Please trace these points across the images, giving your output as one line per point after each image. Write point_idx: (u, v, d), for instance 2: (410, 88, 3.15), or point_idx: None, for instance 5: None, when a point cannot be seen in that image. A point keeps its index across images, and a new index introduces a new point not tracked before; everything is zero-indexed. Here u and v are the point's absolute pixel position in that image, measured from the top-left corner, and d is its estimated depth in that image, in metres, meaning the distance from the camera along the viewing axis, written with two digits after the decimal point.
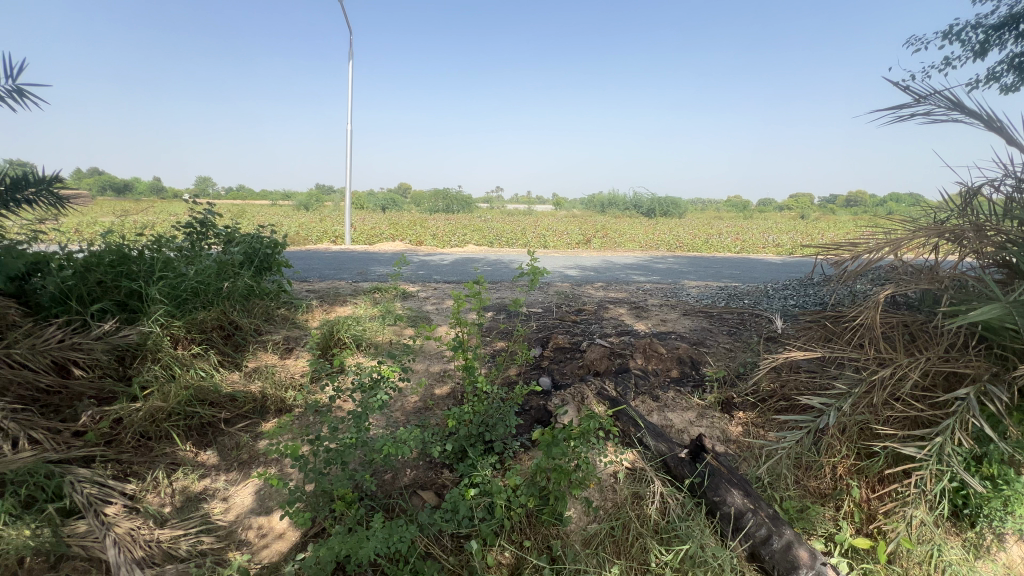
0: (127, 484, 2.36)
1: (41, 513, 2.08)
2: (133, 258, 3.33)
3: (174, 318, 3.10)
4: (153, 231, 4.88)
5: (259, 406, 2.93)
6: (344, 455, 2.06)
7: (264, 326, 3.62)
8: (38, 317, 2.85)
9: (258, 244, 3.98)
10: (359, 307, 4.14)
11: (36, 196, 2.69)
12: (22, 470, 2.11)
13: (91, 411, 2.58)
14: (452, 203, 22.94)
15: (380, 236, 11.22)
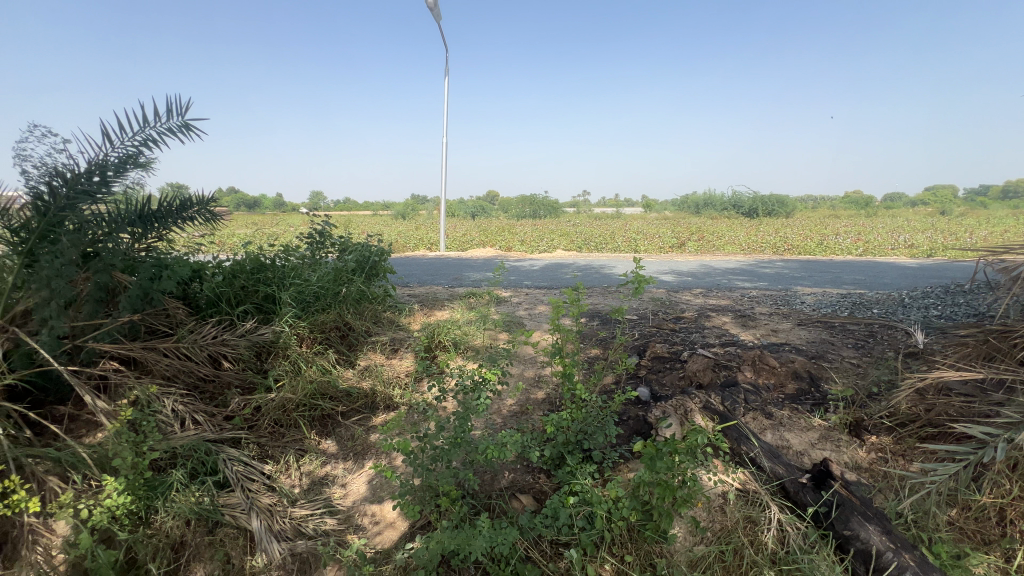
0: (266, 465, 2.69)
1: (202, 484, 2.47)
2: (269, 265, 3.79)
3: (300, 319, 3.48)
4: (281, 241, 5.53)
5: (370, 401, 3.17)
6: (450, 453, 2.15)
7: (373, 328, 3.92)
8: (198, 315, 3.37)
9: (367, 253, 4.32)
10: (456, 312, 4.34)
11: (197, 214, 3.22)
12: (188, 446, 2.54)
13: (238, 398, 2.98)
14: (539, 208, 23.16)
15: (471, 242, 11.66)
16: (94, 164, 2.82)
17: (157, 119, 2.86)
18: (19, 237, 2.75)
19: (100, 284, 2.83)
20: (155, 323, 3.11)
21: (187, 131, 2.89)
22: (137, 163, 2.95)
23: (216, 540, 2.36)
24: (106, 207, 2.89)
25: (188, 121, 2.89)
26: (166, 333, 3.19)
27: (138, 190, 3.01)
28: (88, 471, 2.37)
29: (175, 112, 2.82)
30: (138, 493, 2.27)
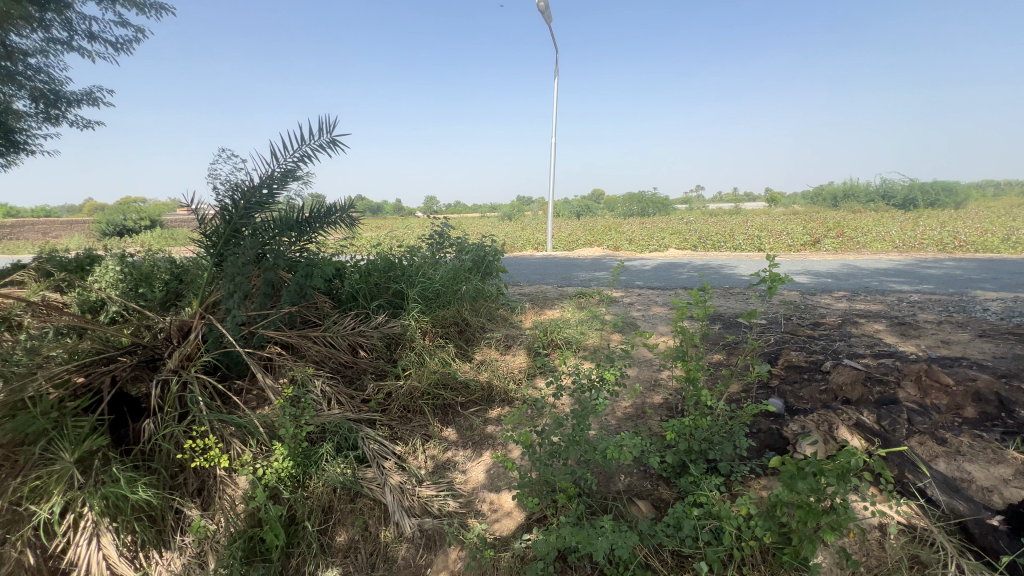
0: (397, 446, 2.95)
1: (346, 457, 2.79)
2: (396, 265, 4.18)
3: (424, 314, 3.78)
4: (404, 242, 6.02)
5: (487, 394, 3.33)
6: (568, 451, 2.17)
7: (488, 325, 4.10)
8: (340, 308, 3.83)
9: (483, 253, 4.53)
10: (567, 311, 4.35)
11: (341, 220, 3.64)
12: (334, 423, 2.89)
13: (373, 384, 3.32)
14: (647, 206, 22.27)
15: (577, 242, 11.61)
16: (265, 179, 3.35)
17: (311, 137, 3.30)
18: (213, 241, 3.38)
19: (268, 280, 3.36)
20: (308, 314, 3.61)
21: (334, 146, 3.30)
22: (296, 176, 3.44)
23: (357, 508, 2.66)
24: (273, 215, 3.43)
25: (335, 137, 3.30)
26: (316, 323, 3.68)
27: (297, 199, 3.51)
28: (261, 437, 2.82)
29: (326, 130, 3.24)
30: (297, 458, 2.65)
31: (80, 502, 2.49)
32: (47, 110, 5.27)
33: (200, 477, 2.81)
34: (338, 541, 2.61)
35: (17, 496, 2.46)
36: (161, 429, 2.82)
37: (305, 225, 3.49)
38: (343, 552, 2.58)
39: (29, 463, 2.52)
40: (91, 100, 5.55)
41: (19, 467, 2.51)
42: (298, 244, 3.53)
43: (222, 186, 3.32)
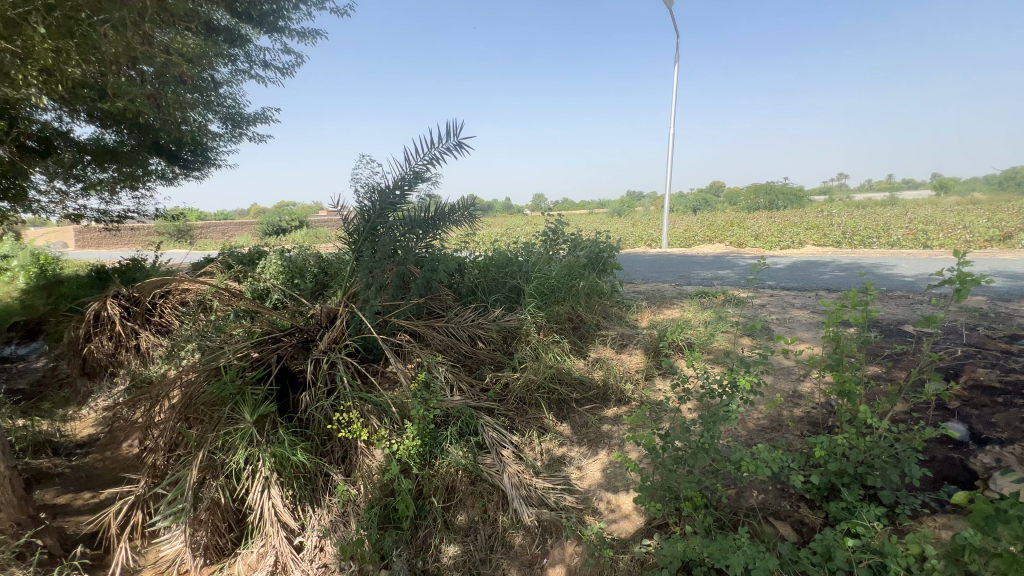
0: (514, 435, 3.05)
1: (467, 442, 2.95)
2: (513, 261, 4.31)
3: (539, 309, 3.85)
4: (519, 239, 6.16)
5: (602, 392, 3.32)
6: (695, 457, 2.04)
7: (603, 322, 4.04)
8: (461, 300, 4.06)
9: (598, 250, 4.47)
10: (688, 311, 4.12)
11: (463, 217, 3.85)
12: (457, 408, 3.07)
13: (491, 374, 3.47)
14: (777, 198, 20.11)
15: (695, 238, 10.91)
16: (398, 181, 3.67)
17: (439, 141, 3.54)
18: (353, 237, 3.76)
19: (399, 273, 3.67)
20: (433, 306, 3.89)
21: (460, 148, 3.50)
22: (425, 177, 3.71)
23: (477, 491, 2.81)
24: (405, 214, 3.74)
25: (461, 140, 3.50)
26: (440, 314, 3.95)
27: (424, 199, 3.79)
28: (393, 416, 3.10)
29: (452, 132, 3.45)
30: (425, 438, 2.87)
31: (256, 457, 2.98)
32: (232, 130, 6.35)
33: (343, 446, 3.18)
34: (460, 520, 2.77)
35: (213, 447, 3.03)
36: (314, 402, 3.25)
37: (432, 223, 3.76)
38: (463, 531, 2.73)
39: (223, 419, 3.14)
40: (263, 120, 6.57)
41: (217, 422, 3.16)
42: (425, 240, 3.81)
43: (363, 189, 3.70)
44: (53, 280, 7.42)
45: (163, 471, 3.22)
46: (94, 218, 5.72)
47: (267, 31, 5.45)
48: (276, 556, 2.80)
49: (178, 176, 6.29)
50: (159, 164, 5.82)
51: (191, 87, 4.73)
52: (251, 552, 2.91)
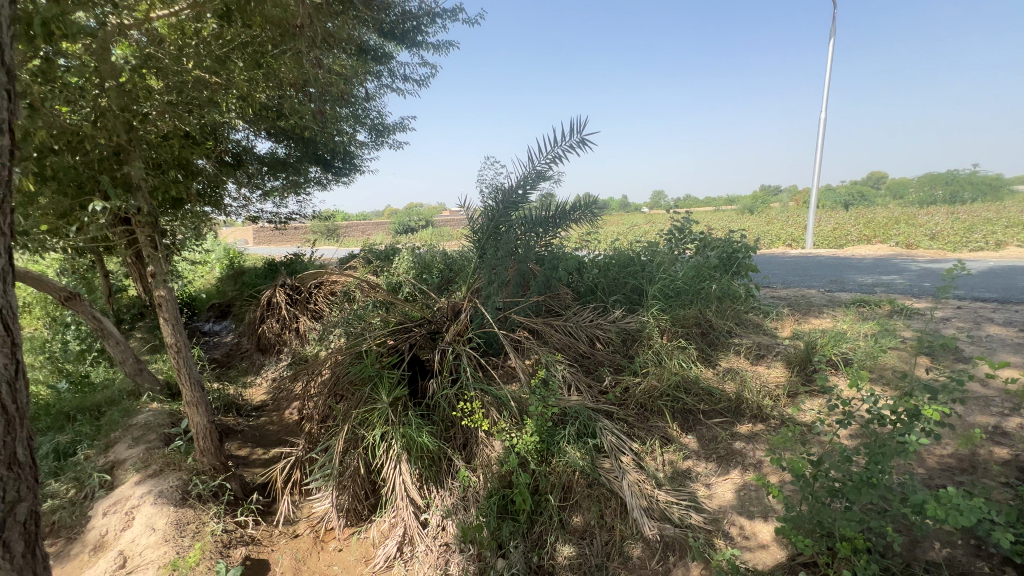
0: (634, 442, 2.93)
1: (585, 444, 2.91)
2: (635, 261, 4.16)
3: (663, 313, 3.65)
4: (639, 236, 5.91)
5: (734, 407, 3.06)
6: (857, 492, 1.75)
7: (736, 329, 3.70)
8: (580, 300, 4.03)
9: (730, 250, 4.09)
10: (842, 321, 3.60)
11: (583, 216, 3.81)
12: (574, 408, 3.05)
13: (610, 376, 3.38)
14: (961, 189, 16.61)
15: (847, 236, 9.50)
16: (521, 180, 3.74)
17: (563, 138, 3.52)
18: (477, 236, 3.93)
19: (520, 271, 3.75)
20: (551, 304, 3.92)
21: (583, 145, 3.45)
22: (547, 176, 3.74)
23: (594, 495, 2.75)
24: (527, 212, 3.81)
25: (585, 136, 3.45)
26: (558, 313, 3.95)
27: (547, 198, 3.82)
28: (512, 409, 3.18)
29: (576, 129, 3.41)
30: (543, 435, 2.88)
31: (390, 435, 3.28)
32: (375, 139, 7.09)
33: (464, 434, 3.32)
34: (575, 521, 2.75)
35: (357, 423, 3.41)
36: (441, 390, 3.48)
37: (553, 221, 3.78)
38: (579, 533, 2.71)
39: (364, 398, 3.51)
40: (401, 128, 7.19)
41: (359, 400, 3.53)
42: (546, 239, 3.84)
43: (487, 189, 3.85)
44: (239, 270, 8.99)
45: (316, 438, 3.69)
46: (268, 219, 6.80)
47: (407, 47, 5.95)
48: (405, 528, 3.04)
49: (331, 182, 7.19)
50: (317, 172, 6.70)
51: (344, 103, 5.36)
52: (384, 520, 3.19)
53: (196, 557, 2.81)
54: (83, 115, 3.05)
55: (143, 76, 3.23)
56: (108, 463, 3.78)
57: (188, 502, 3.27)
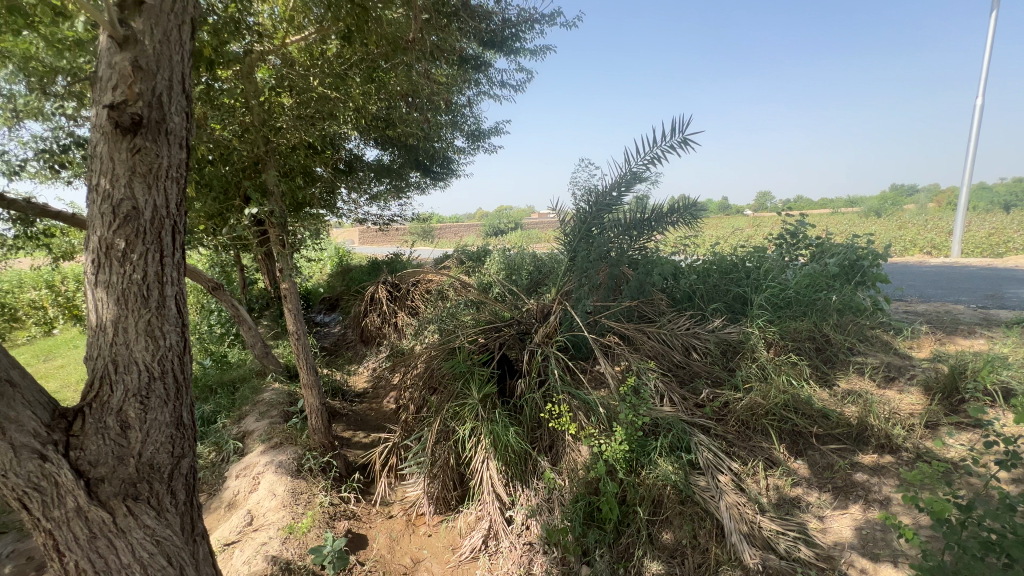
0: (734, 462, 2.74)
1: (679, 458, 2.78)
2: (739, 267, 3.88)
3: (771, 324, 3.36)
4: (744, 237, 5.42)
5: (855, 433, 2.75)
6: (1021, 548, 1.47)
7: (859, 346, 3.30)
8: (676, 307, 3.85)
9: (853, 257, 3.63)
10: (1000, 344, 3.06)
11: (679, 219, 3.65)
12: (668, 420, 2.92)
13: (708, 390, 3.19)
14: None
15: (1009, 243, 8.02)
16: (616, 182, 3.67)
17: (663, 139, 3.39)
18: (569, 238, 3.92)
19: (612, 275, 3.68)
20: (645, 310, 3.79)
21: (685, 145, 3.29)
22: (643, 178, 3.63)
23: (686, 513, 2.61)
24: (622, 215, 3.73)
25: (687, 136, 3.29)
26: (651, 319, 3.80)
27: (642, 200, 3.71)
28: (600, 416, 3.12)
29: (678, 129, 3.26)
30: (633, 444, 2.80)
31: (479, 430, 3.38)
32: (472, 145, 7.39)
33: (551, 436, 3.32)
34: (665, 539, 2.62)
35: (448, 416, 3.57)
36: (529, 390, 3.51)
37: (649, 224, 3.66)
38: (669, 551, 2.58)
39: (455, 393, 3.66)
40: (496, 133, 7.41)
41: (452, 394, 3.69)
42: (640, 243, 3.73)
43: (580, 192, 3.83)
44: (346, 268, 9.84)
45: (411, 427, 3.92)
46: (374, 221, 7.38)
47: (505, 53, 6.11)
48: (490, 522, 3.11)
49: (430, 186, 7.61)
50: (417, 177, 7.13)
51: (445, 111, 5.64)
52: (471, 512, 3.30)
53: (307, 524, 3.13)
54: (232, 130, 3.55)
55: (278, 95, 3.68)
56: (240, 432, 4.35)
57: (302, 474, 3.64)
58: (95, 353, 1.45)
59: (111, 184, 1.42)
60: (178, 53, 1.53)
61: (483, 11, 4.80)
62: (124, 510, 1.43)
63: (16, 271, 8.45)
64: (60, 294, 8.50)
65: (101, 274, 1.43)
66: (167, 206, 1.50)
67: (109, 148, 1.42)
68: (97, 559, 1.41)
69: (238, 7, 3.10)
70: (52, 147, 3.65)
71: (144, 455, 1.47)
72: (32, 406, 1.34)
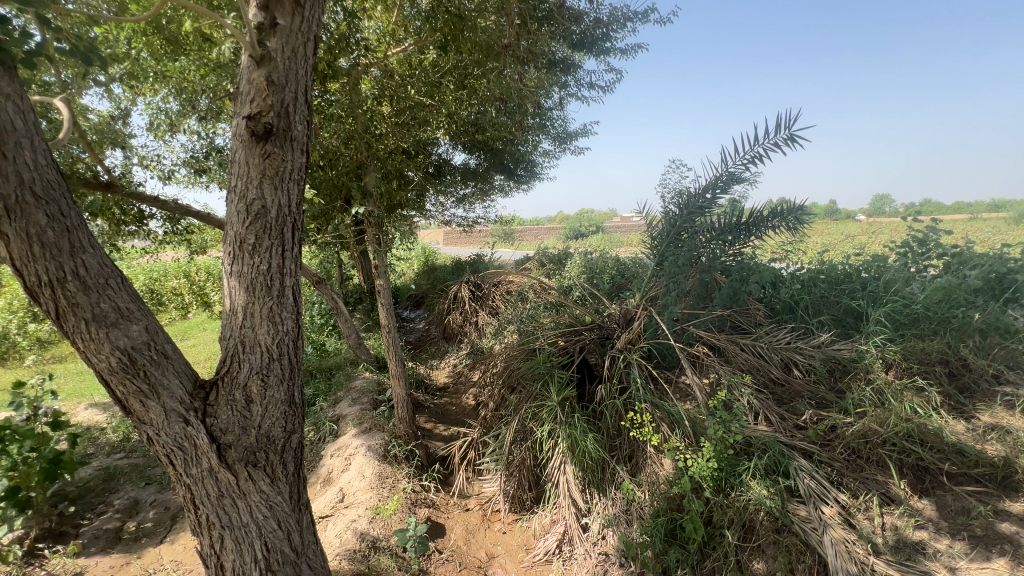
0: (841, 494, 2.46)
1: (775, 482, 2.56)
2: (852, 278, 3.47)
3: (891, 343, 2.99)
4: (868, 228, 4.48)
5: (999, 476, 2.37)
6: None
7: (1008, 375, 2.84)
8: (774, 318, 3.56)
9: (1003, 268, 3.06)
10: None
11: (783, 224, 3.40)
12: (763, 440, 2.71)
13: (811, 411, 2.91)
14: None
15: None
16: (710, 184, 3.46)
17: (766, 136, 3.12)
18: (656, 242, 3.76)
19: (703, 281, 3.48)
20: (739, 320, 3.54)
21: (791, 143, 3.01)
22: (742, 179, 3.38)
23: (782, 543, 2.41)
24: (716, 218, 3.51)
25: (794, 132, 3.01)
26: (746, 331, 3.55)
27: (739, 202, 3.47)
28: (686, 429, 2.96)
29: (784, 125, 3.00)
30: (722, 462, 2.63)
31: (557, 433, 3.36)
32: (557, 147, 7.40)
33: (631, 446, 3.21)
34: (756, 568, 2.43)
35: (526, 417, 3.59)
36: (609, 397, 3.42)
37: (746, 229, 3.41)
38: None
39: (534, 394, 3.67)
40: (582, 135, 7.33)
41: (530, 395, 3.70)
42: (735, 248, 3.49)
43: (670, 194, 3.66)
44: (432, 267, 10.30)
45: (489, 423, 4.00)
46: (460, 223, 7.66)
47: (595, 54, 6.03)
48: (565, 527, 3.09)
49: (513, 189, 7.72)
50: (502, 180, 7.26)
51: (532, 115, 5.69)
52: (546, 514, 3.29)
53: (393, 507, 3.31)
54: (339, 138, 3.87)
55: (379, 104, 3.94)
56: (335, 415, 4.72)
57: (388, 459, 3.86)
58: (228, 333, 1.64)
59: (246, 186, 1.60)
60: (302, 67, 1.69)
61: (574, 13, 4.77)
62: (246, 474, 1.62)
63: (162, 262, 9.90)
64: (194, 284, 9.83)
65: (236, 264, 1.62)
66: (289, 205, 1.67)
67: (245, 153, 1.60)
68: (224, 514, 1.61)
69: (348, 24, 3.38)
70: (195, 156, 4.22)
71: (263, 427, 1.65)
72: (180, 375, 1.52)
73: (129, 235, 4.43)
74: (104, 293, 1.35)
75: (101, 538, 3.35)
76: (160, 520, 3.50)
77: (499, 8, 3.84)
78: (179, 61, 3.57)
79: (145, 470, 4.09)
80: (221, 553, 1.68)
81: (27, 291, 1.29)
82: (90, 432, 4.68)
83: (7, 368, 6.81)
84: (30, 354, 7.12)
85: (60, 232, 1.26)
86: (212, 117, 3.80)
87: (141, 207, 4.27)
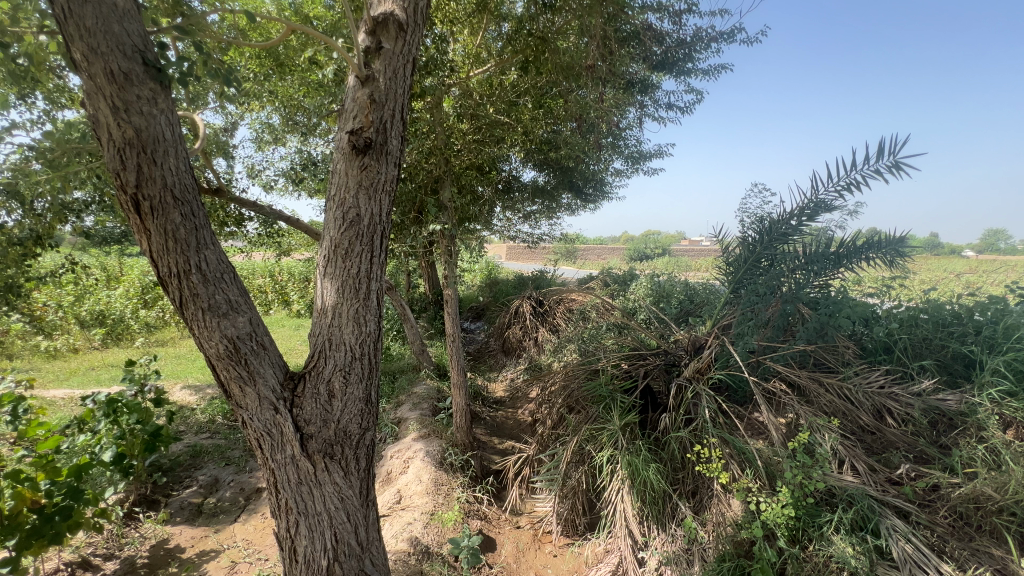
0: (944, 563, 2.21)
1: (863, 541, 2.33)
2: (964, 319, 3.07)
3: (1012, 398, 2.59)
4: (996, 263, 3.82)
5: None
6: None
7: None
8: (866, 359, 3.25)
9: None
10: None
11: (878, 257, 3.12)
12: (848, 492, 2.48)
13: (908, 465, 2.65)
14: None
15: None
16: (796, 211, 3.25)
17: (865, 162, 2.90)
18: (732, 268, 3.58)
19: (784, 311, 3.26)
20: (825, 358, 3.26)
21: (895, 170, 2.78)
22: (834, 206, 3.15)
23: None
24: (800, 247, 3.30)
25: (898, 158, 2.77)
26: (832, 369, 3.27)
27: (827, 230, 3.24)
28: (759, 470, 2.76)
29: (886, 150, 2.77)
30: (799, 511, 2.44)
31: (616, 459, 3.23)
32: (630, 167, 7.33)
33: (695, 481, 3.04)
34: None
35: (584, 441, 3.49)
36: (675, 428, 3.26)
37: (836, 259, 3.17)
38: None
39: (595, 417, 3.56)
40: (656, 156, 7.21)
41: (590, 417, 3.60)
42: (823, 279, 3.24)
43: (749, 219, 3.48)
44: (494, 281, 10.47)
45: (546, 441, 3.96)
46: (525, 239, 7.71)
47: (675, 74, 5.94)
48: (620, 558, 2.95)
49: (580, 208, 7.69)
50: (569, 199, 7.23)
51: (606, 135, 5.68)
52: (599, 543, 3.18)
53: (448, 515, 3.34)
54: (419, 153, 4.10)
55: (459, 121, 4.12)
56: (396, 418, 4.87)
57: (444, 466, 3.93)
58: (317, 331, 1.75)
59: (344, 195, 1.73)
60: (401, 87, 1.81)
61: (657, 33, 4.73)
62: (323, 465, 1.71)
63: (252, 263, 10.85)
64: (277, 283, 10.68)
65: (329, 267, 1.74)
66: (380, 214, 1.78)
67: (345, 165, 1.73)
68: (302, 501, 1.72)
69: (437, 48, 3.56)
70: (291, 167, 4.60)
71: (341, 423, 1.73)
72: (274, 367, 1.65)
73: (229, 235, 4.89)
74: (219, 285, 1.50)
75: (186, 509, 3.66)
76: (235, 499, 3.77)
77: (580, 30, 3.88)
78: (286, 81, 3.93)
79: (227, 451, 4.44)
80: (295, 537, 1.78)
81: (159, 281, 1.47)
82: (183, 411, 5.17)
83: (120, 347, 7.72)
84: (139, 336, 8.03)
85: (190, 230, 1.42)
86: (309, 132, 4.15)
87: (240, 212, 4.71)
